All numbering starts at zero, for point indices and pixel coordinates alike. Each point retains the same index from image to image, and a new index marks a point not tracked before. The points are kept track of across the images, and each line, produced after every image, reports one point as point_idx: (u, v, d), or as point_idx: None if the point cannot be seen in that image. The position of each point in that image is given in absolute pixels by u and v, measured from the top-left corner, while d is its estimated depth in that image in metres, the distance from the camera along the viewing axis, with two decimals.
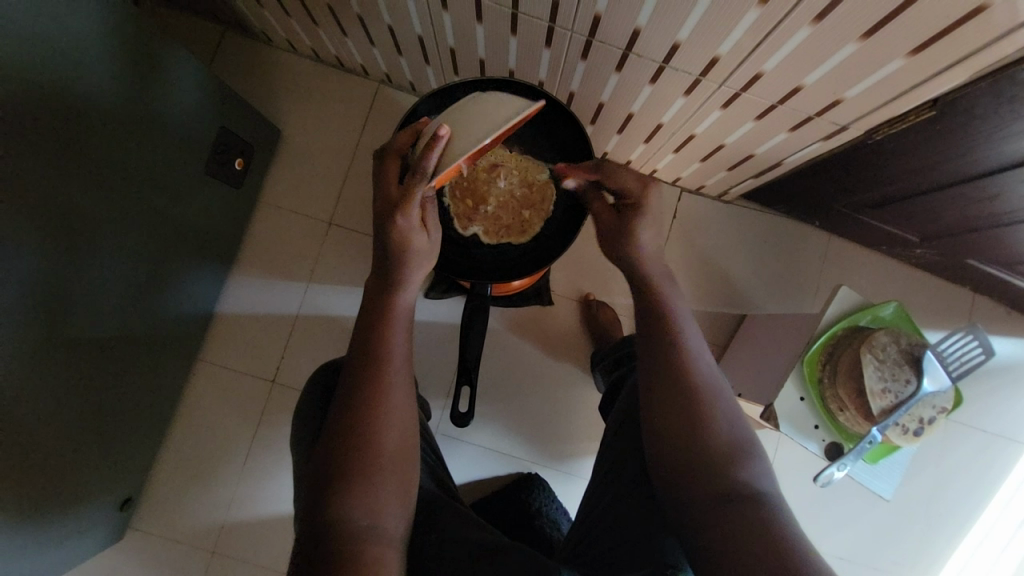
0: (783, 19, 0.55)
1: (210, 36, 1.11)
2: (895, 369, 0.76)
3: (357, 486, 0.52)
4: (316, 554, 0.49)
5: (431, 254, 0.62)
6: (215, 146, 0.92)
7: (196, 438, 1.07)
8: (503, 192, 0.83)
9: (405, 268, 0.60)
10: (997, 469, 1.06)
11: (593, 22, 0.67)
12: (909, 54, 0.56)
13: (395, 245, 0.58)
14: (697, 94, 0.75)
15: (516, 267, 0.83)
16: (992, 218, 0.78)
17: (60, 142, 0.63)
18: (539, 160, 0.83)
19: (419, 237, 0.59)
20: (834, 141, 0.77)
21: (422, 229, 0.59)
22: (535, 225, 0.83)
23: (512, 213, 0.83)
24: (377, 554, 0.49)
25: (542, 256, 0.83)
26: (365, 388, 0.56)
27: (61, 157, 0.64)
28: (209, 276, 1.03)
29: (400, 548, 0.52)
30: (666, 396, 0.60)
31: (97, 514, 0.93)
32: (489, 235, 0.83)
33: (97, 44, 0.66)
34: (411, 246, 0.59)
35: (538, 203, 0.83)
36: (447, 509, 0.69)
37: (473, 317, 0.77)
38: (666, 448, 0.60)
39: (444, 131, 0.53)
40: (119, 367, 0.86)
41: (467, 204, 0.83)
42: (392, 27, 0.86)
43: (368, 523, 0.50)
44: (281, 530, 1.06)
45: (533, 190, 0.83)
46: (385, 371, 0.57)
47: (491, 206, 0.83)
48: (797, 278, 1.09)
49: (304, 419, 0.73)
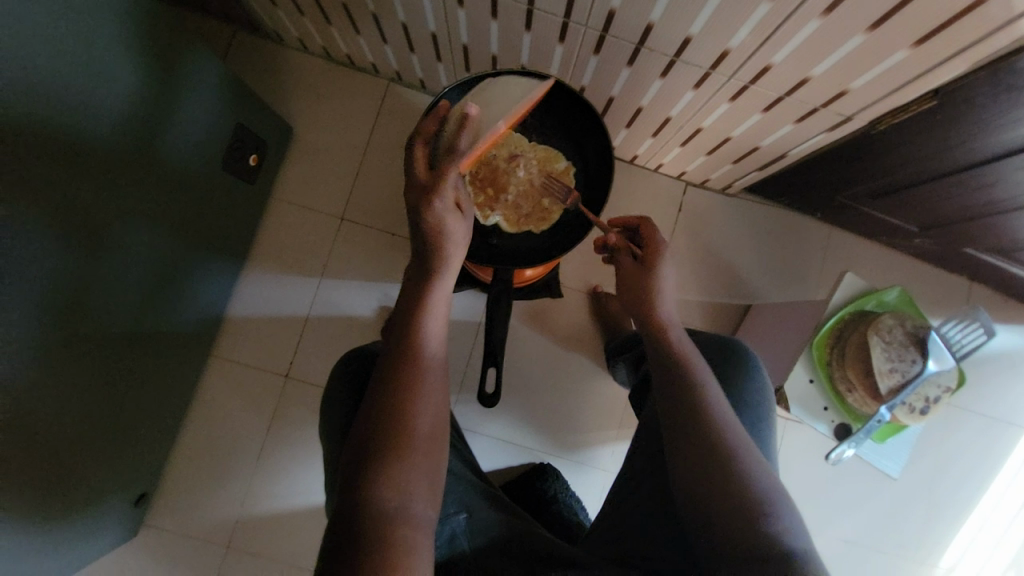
0: (793, 12, 0.58)
1: (221, 36, 1.13)
2: (901, 350, 0.78)
3: (388, 467, 0.51)
4: (348, 538, 0.47)
5: (464, 246, 0.63)
6: (230, 142, 0.93)
7: (210, 434, 1.08)
8: (524, 181, 0.85)
9: (442, 253, 0.60)
10: (996, 452, 1.09)
11: (607, 18, 0.70)
12: (913, 45, 0.58)
13: (429, 228, 0.59)
14: (706, 88, 0.77)
15: (537, 254, 0.85)
16: (991, 206, 0.81)
17: (78, 134, 0.63)
18: (556, 151, 0.87)
19: (452, 219, 0.60)
20: (838, 132, 0.80)
21: (456, 212, 0.61)
22: (556, 212, 0.86)
23: (532, 201, 0.85)
24: (407, 537, 0.47)
25: (562, 242, 0.85)
26: (400, 369, 0.55)
27: (79, 148, 0.64)
28: (223, 272, 1.04)
29: (430, 534, 0.50)
30: (679, 415, 0.63)
31: (112, 511, 0.93)
32: (510, 223, 0.85)
33: (121, 40, 0.66)
34: (445, 229, 0.60)
35: (557, 191, 0.85)
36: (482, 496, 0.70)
37: (495, 304, 0.79)
38: (681, 457, 0.61)
39: (473, 109, 0.62)
40: (135, 362, 0.86)
41: (487, 193, 0.84)
42: (406, 25, 0.88)
43: (397, 505, 0.49)
44: (296, 524, 1.07)
45: (552, 179, 0.86)
46: (419, 353, 0.57)
47: (512, 195, 0.85)
48: (801, 269, 1.12)
49: (331, 410, 0.73)
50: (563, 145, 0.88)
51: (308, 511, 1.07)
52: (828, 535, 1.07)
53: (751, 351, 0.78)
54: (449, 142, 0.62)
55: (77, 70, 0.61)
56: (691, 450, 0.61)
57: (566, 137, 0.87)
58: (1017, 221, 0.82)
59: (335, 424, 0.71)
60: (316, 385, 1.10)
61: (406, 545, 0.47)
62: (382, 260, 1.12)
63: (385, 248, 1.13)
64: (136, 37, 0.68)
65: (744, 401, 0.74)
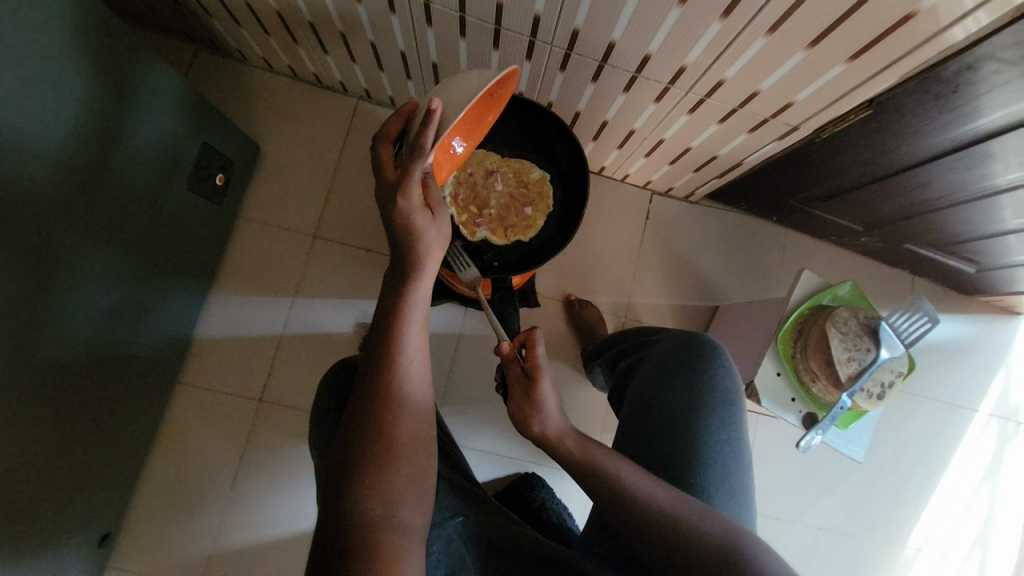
0: (741, 31, 0.63)
1: (182, 56, 1.11)
2: (857, 339, 0.84)
3: (371, 477, 0.49)
4: (335, 546, 0.46)
5: (440, 245, 0.57)
6: (197, 161, 0.91)
7: (179, 465, 1.03)
8: (504, 194, 0.88)
9: (417, 257, 0.56)
10: (949, 433, 1.17)
11: (572, 37, 0.74)
12: (849, 59, 0.64)
13: (400, 229, 0.55)
14: (666, 102, 0.82)
15: (526, 261, 0.88)
16: (927, 205, 0.89)
17: (29, 154, 0.61)
18: (530, 161, 0.89)
19: (423, 219, 0.55)
20: (786, 141, 0.86)
21: (425, 211, 0.56)
22: (539, 219, 0.89)
23: (515, 212, 0.88)
24: (394, 545, 0.46)
25: (547, 249, 0.89)
26: (377, 382, 0.53)
27: (29, 169, 0.61)
28: (191, 296, 1.01)
29: (420, 541, 0.48)
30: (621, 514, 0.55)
31: (73, 553, 0.87)
32: (497, 235, 0.88)
33: (80, 59, 0.64)
34: (418, 230, 0.55)
35: (537, 199, 0.89)
36: (472, 502, 0.69)
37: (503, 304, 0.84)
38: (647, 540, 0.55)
39: (436, 104, 0.55)
40: (98, 393, 0.82)
41: (470, 210, 0.87)
42: (376, 44, 0.89)
43: (382, 514, 0.47)
44: (273, 554, 1.03)
45: (530, 189, 0.89)
46: (397, 366, 0.53)
47: (495, 209, 0.88)
48: (761, 269, 1.19)
49: (323, 420, 0.74)
50: (535, 156, 0.90)
51: (286, 541, 1.03)
52: (803, 524, 1.12)
53: (720, 346, 0.74)
54: (411, 137, 0.57)
55: (31, 89, 0.59)
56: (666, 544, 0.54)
57: (537, 148, 0.90)
58: (950, 217, 0.90)
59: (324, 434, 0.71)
60: (290, 407, 1.07)
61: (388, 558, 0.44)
62: (357, 276, 1.11)
63: (358, 264, 1.12)
64: (97, 56, 0.67)
65: (714, 390, 0.70)
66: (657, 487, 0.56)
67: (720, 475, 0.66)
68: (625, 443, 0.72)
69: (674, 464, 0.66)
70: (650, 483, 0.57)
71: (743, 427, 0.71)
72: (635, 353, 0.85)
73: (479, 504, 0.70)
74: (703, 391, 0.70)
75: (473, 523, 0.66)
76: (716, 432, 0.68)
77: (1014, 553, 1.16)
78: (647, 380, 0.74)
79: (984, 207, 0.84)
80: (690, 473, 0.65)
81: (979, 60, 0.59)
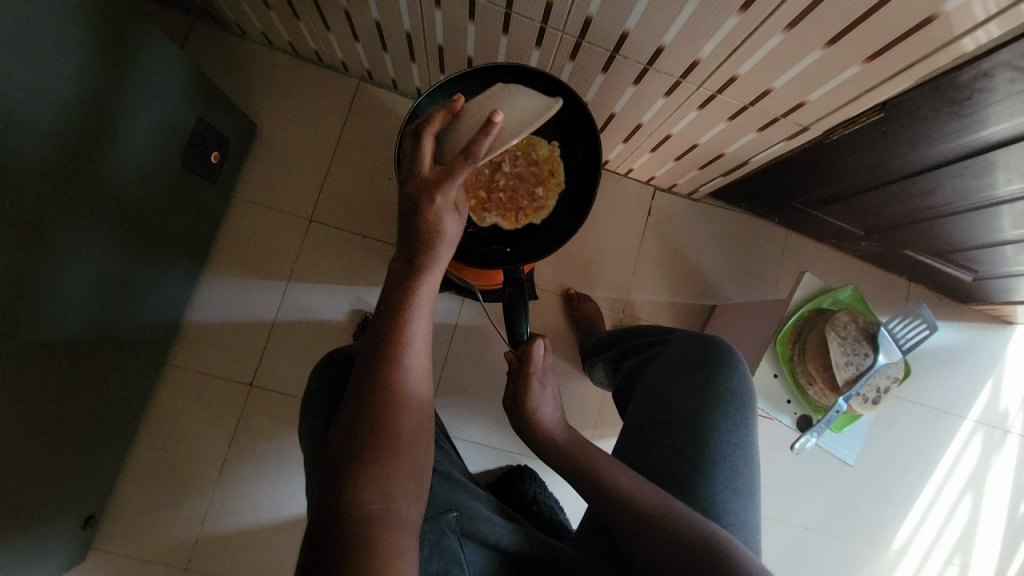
0: (759, 27, 0.61)
1: (177, 26, 1.07)
2: (855, 344, 0.85)
3: (372, 468, 0.48)
4: (331, 533, 0.44)
5: (455, 242, 0.56)
6: (191, 137, 0.87)
7: (167, 447, 1.01)
8: (512, 175, 0.87)
9: (432, 250, 0.54)
10: (937, 439, 1.18)
11: (585, 23, 0.71)
12: (865, 61, 0.63)
13: (424, 226, 0.53)
14: (676, 96, 0.80)
15: (540, 245, 0.86)
16: (930, 211, 0.88)
17: (15, 124, 0.57)
18: (537, 138, 0.88)
19: (450, 219, 0.54)
20: (796, 141, 0.85)
21: (454, 211, 0.54)
22: (549, 199, 0.88)
23: (525, 194, 0.87)
24: (392, 540, 0.44)
25: (560, 233, 0.86)
26: (378, 381, 0.51)
27: (13, 138, 0.57)
28: (181, 276, 0.98)
29: (415, 536, 0.47)
30: (612, 506, 0.58)
31: (56, 535, 0.85)
32: (508, 220, 0.87)
33: (67, 24, 0.61)
34: (440, 226, 0.53)
35: (547, 178, 0.87)
36: (469, 495, 0.67)
37: (513, 301, 0.81)
38: (633, 532, 0.56)
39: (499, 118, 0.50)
40: (85, 373, 0.80)
41: (478, 195, 0.86)
42: (380, 23, 0.86)
43: (379, 507, 0.46)
44: (261, 539, 1.02)
45: (540, 167, 0.88)
46: (400, 367, 0.52)
47: (504, 191, 0.87)
48: (760, 270, 1.19)
49: (311, 406, 0.73)
50: (545, 133, 0.88)
51: (275, 527, 1.02)
52: (788, 523, 1.13)
53: (737, 352, 0.74)
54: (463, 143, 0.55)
55: (20, 56, 0.56)
56: (654, 538, 0.55)
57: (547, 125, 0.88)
58: (952, 225, 0.90)
59: (316, 416, 0.71)
60: (281, 391, 1.05)
61: (388, 551, 0.43)
62: (353, 262, 1.09)
63: (355, 249, 1.10)
64: (89, 24, 0.64)
65: (729, 395, 0.70)
66: (645, 492, 0.58)
67: (729, 478, 0.65)
68: (632, 447, 0.72)
69: (679, 464, 0.66)
70: (697, 515, 0.56)
71: (754, 434, 0.70)
72: (642, 353, 0.83)
73: (480, 498, 0.68)
74: (717, 394, 0.70)
75: (470, 519, 0.64)
76: (727, 434, 0.68)
77: (994, 556, 1.18)
78: (659, 381, 0.74)
79: (985, 217, 0.84)
80: (697, 472, 0.65)
81: (995, 68, 0.58)
